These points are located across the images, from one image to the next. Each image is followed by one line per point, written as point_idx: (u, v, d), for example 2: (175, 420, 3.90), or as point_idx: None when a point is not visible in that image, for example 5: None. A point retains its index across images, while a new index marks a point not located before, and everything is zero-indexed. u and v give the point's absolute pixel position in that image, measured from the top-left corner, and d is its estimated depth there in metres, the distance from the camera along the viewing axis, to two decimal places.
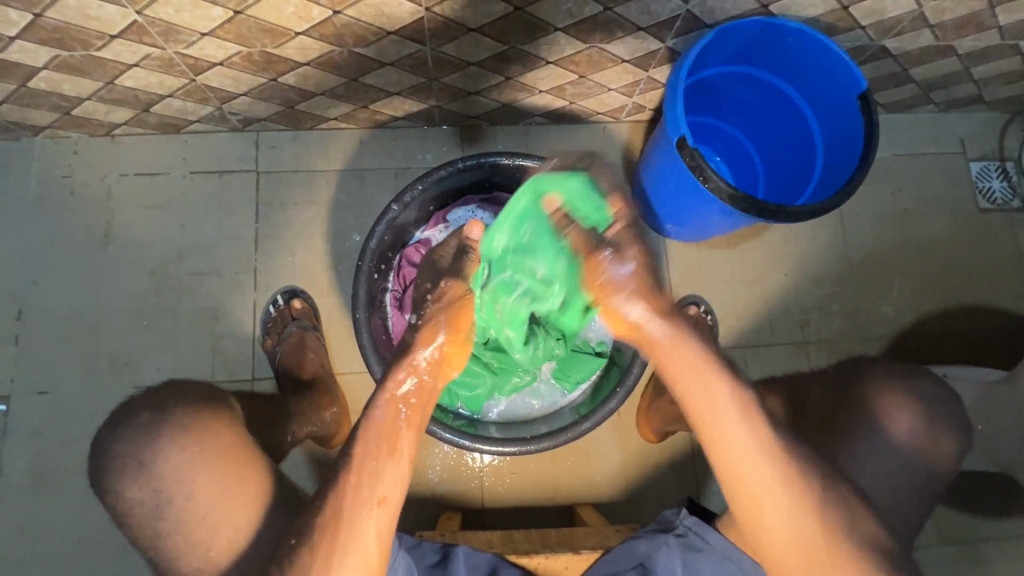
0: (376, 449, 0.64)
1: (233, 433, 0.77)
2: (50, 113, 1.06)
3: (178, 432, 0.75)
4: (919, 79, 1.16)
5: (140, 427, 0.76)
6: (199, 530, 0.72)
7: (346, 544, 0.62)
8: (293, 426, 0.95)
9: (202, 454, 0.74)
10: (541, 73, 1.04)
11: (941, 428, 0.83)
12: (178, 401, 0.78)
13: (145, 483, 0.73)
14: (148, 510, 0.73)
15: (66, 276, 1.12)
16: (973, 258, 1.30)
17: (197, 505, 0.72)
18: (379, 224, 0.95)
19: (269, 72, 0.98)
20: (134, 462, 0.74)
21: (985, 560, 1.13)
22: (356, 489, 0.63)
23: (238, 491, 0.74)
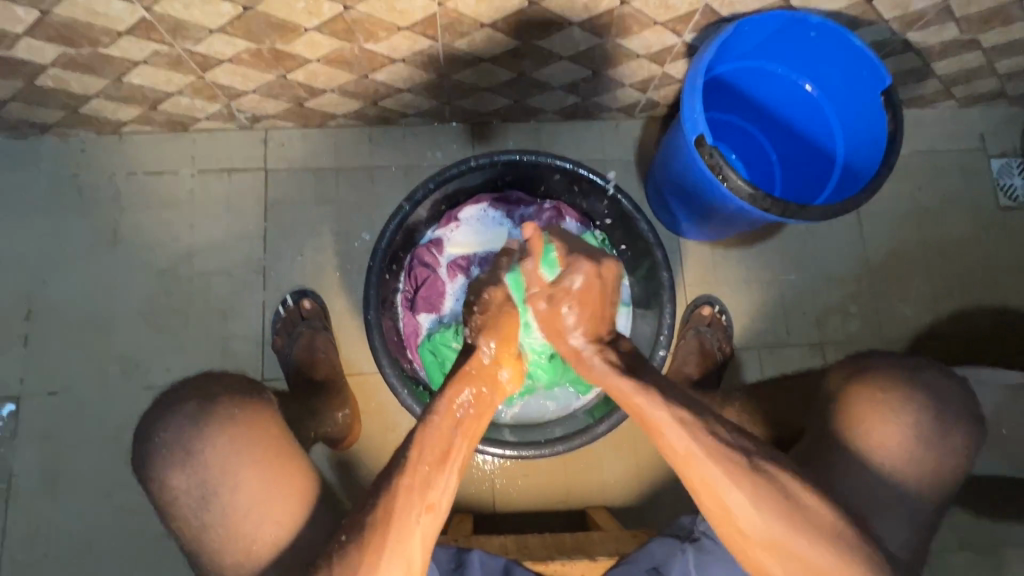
0: (430, 454, 0.59)
1: (279, 425, 0.73)
2: (58, 112, 1.05)
3: (225, 420, 0.71)
4: (941, 74, 1.13)
5: (186, 414, 0.71)
6: (244, 525, 0.68)
7: (392, 548, 0.57)
8: (312, 424, 0.94)
9: (250, 446, 0.70)
10: (554, 69, 1.02)
11: (952, 421, 0.74)
12: (223, 390, 0.74)
13: (192, 473, 0.69)
14: (193, 502, 0.69)
15: (75, 276, 1.11)
16: (995, 257, 1.27)
17: (243, 499, 0.68)
18: (390, 223, 0.91)
19: (278, 69, 0.96)
20: (180, 451, 0.69)
21: (1005, 564, 1.11)
22: (406, 494, 0.58)
23: (285, 486, 0.70)
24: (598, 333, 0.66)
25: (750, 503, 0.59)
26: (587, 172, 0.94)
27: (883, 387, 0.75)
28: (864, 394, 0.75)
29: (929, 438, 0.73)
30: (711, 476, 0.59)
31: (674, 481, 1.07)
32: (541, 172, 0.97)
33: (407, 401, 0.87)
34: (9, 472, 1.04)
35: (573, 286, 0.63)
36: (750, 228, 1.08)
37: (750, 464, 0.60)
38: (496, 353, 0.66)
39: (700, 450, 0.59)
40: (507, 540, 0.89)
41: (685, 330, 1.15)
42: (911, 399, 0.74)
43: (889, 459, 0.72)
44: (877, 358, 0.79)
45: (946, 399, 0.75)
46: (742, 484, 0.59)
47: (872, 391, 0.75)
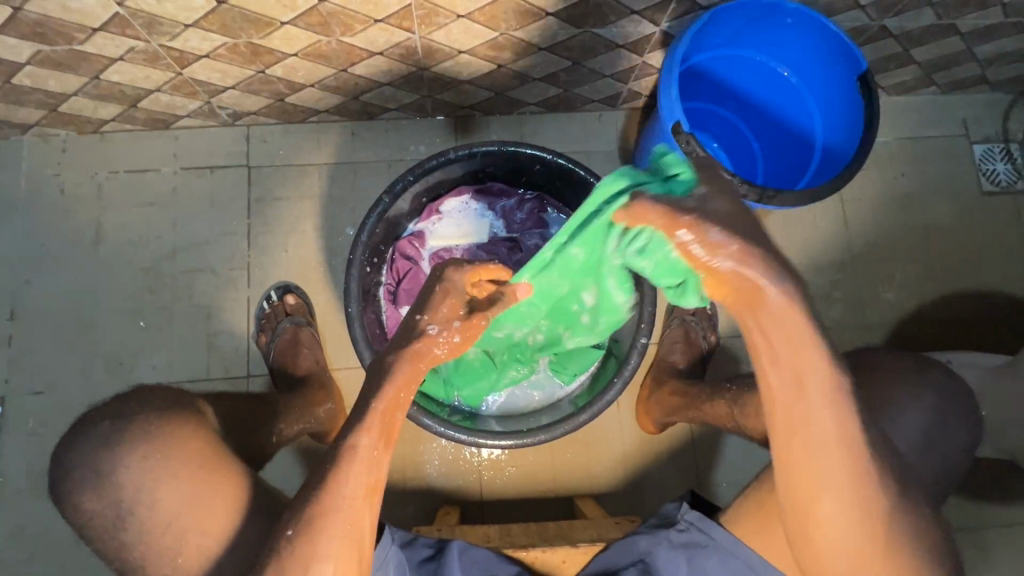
0: (373, 437, 0.60)
1: (193, 437, 0.73)
2: (37, 111, 1.05)
3: (133, 440, 0.71)
4: (922, 60, 1.14)
5: (99, 436, 0.72)
6: (165, 539, 0.69)
7: (334, 534, 0.59)
8: (279, 426, 0.94)
9: (161, 464, 0.70)
10: (533, 60, 1.02)
11: (953, 419, 0.79)
12: (136, 407, 0.75)
13: (104, 495, 0.70)
14: (110, 522, 0.70)
15: (58, 276, 1.11)
16: (977, 242, 1.27)
17: (160, 515, 0.69)
18: (370, 216, 0.91)
19: (256, 64, 0.96)
20: (91, 474, 0.70)
21: (989, 544, 1.12)
22: (354, 476, 0.59)
23: (204, 500, 0.70)
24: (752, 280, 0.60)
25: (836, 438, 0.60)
26: (567, 163, 0.94)
27: (897, 386, 0.79)
28: (884, 387, 0.79)
29: (933, 436, 0.78)
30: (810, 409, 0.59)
31: (660, 468, 1.08)
32: (520, 164, 0.98)
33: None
34: None
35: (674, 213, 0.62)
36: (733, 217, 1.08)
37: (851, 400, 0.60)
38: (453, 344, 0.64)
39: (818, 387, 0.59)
40: (493, 531, 0.90)
41: (670, 319, 1.15)
42: (919, 397, 0.79)
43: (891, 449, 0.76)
44: (891, 355, 0.83)
45: (949, 397, 0.79)
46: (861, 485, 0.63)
47: (886, 387, 0.79)
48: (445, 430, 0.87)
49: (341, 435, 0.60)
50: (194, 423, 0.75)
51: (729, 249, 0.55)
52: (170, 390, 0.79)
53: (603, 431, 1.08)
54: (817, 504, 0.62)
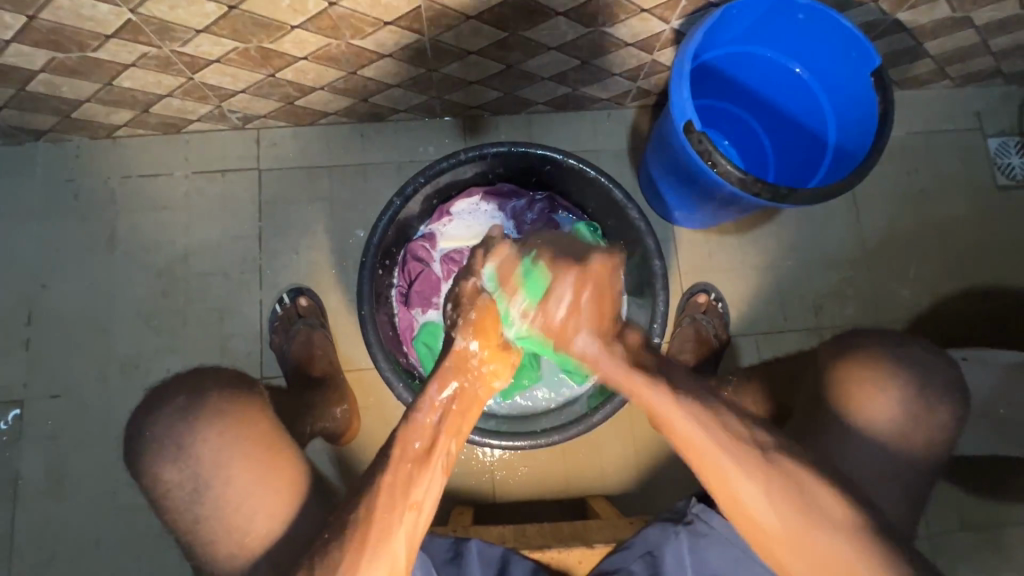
0: (414, 451, 0.61)
1: (269, 420, 0.75)
2: (51, 117, 1.06)
3: (215, 416, 0.72)
4: (935, 53, 1.12)
5: (175, 412, 0.72)
6: (236, 517, 0.69)
7: (376, 546, 0.58)
8: (310, 421, 0.96)
9: (242, 441, 0.71)
10: (543, 60, 1.01)
11: (943, 398, 0.74)
12: (213, 384, 0.75)
13: (183, 468, 0.70)
14: (185, 495, 0.70)
15: (74, 281, 1.12)
16: (993, 237, 1.26)
17: (235, 492, 0.69)
18: (382, 219, 0.91)
19: (267, 68, 0.96)
20: (170, 447, 0.71)
21: (1006, 542, 1.11)
22: (389, 491, 0.59)
23: (277, 481, 0.71)
24: (603, 331, 0.66)
25: (762, 498, 0.61)
26: (577, 163, 0.94)
27: (876, 367, 0.75)
28: (843, 375, 0.76)
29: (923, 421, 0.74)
30: (722, 467, 0.61)
31: (672, 468, 1.08)
32: (531, 164, 0.98)
33: (401, 395, 0.87)
34: (15, 474, 1.06)
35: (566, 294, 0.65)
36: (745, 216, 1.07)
37: (760, 455, 0.61)
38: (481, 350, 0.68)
39: (711, 438, 0.61)
40: (507, 531, 0.90)
41: (680, 318, 1.16)
42: (903, 377, 0.75)
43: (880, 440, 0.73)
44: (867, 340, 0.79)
45: (936, 376, 0.76)
46: (752, 475, 0.61)
47: (865, 371, 0.75)
48: None
49: (381, 449, 0.62)
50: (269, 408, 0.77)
51: (568, 295, 0.65)
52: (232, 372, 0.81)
53: (616, 432, 1.08)
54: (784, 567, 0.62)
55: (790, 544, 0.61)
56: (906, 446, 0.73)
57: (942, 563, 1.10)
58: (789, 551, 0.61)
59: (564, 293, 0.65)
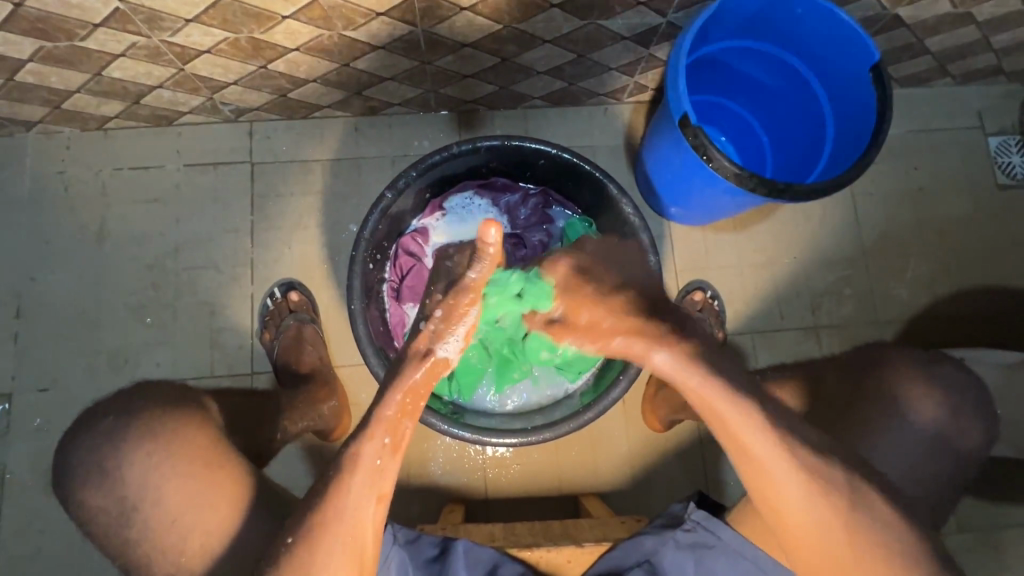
0: (380, 447, 0.60)
1: (206, 436, 0.73)
2: (41, 107, 1.05)
3: (140, 436, 0.71)
4: (935, 50, 1.11)
5: (103, 432, 0.72)
6: (169, 537, 0.69)
7: (338, 543, 0.58)
8: (284, 423, 0.94)
9: (172, 461, 0.70)
10: (538, 53, 1.00)
11: (968, 415, 0.77)
12: (141, 403, 0.75)
13: (108, 492, 0.70)
14: (115, 518, 0.70)
15: (64, 274, 1.11)
16: (992, 236, 1.25)
17: (164, 512, 0.69)
18: (372, 213, 0.90)
19: (258, 59, 0.95)
20: (96, 470, 0.71)
21: (1004, 545, 1.10)
22: (358, 489, 0.59)
23: (213, 496, 0.70)
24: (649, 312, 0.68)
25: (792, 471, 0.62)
26: (571, 157, 0.92)
27: (906, 381, 0.78)
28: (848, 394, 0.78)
29: (944, 433, 0.76)
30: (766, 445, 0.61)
31: (666, 467, 1.07)
32: (525, 159, 0.96)
33: None
34: (3, 468, 1.05)
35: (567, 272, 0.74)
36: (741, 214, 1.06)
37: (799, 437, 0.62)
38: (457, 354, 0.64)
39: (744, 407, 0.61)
40: (497, 529, 0.89)
41: None
42: (932, 393, 0.77)
43: (903, 450, 0.76)
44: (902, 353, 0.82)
45: (964, 392, 0.78)
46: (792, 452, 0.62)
47: (898, 384, 0.78)
48: (448, 429, 0.86)
49: (347, 444, 0.60)
50: (210, 423, 0.76)
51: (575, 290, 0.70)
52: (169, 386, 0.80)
53: (609, 429, 1.07)
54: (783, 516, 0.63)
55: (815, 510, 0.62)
56: None
57: None
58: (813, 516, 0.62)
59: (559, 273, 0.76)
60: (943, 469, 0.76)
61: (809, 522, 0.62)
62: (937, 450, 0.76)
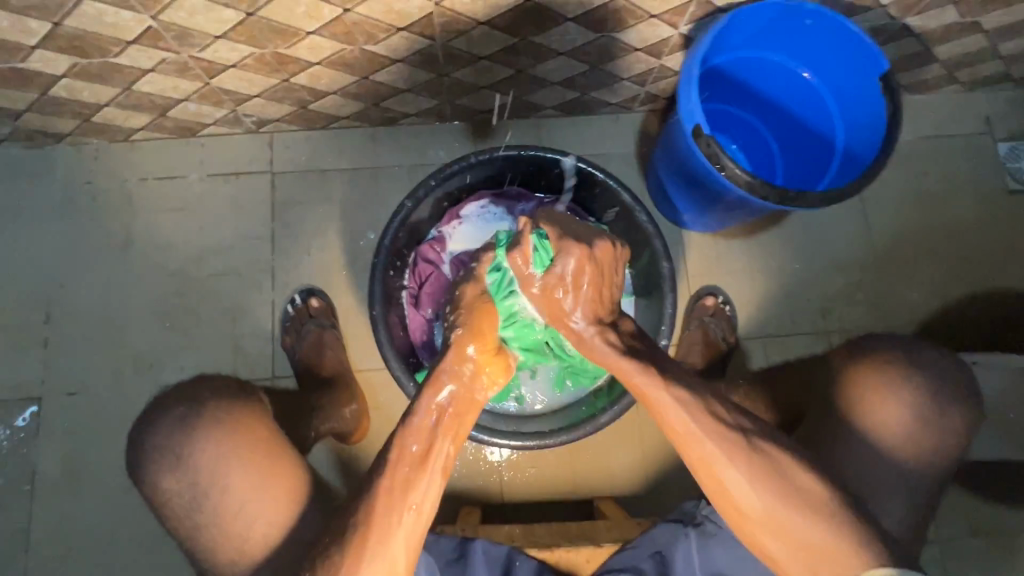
0: (409, 455, 0.60)
1: (268, 427, 0.75)
2: (72, 121, 1.09)
3: (213, 423, 0.73)
4: (943, 58, 1.12)
5: (177, 418, 0.74)
6: (237, 523, 0.70)
7: (374, 548, 0.58)
8: (316, 421, 0.98)
9: (240, 449, 0.72)
10: (552, 65, 1.03)
11: (950, 400, 0.75)
12: (210, 392, 0.77)
13: (182, 476, 0.71)
14: (184, 503, 0.71)
15: (91, 280, 1.15)
16: (1003, 241, 1.26)
17: (232, 498, 0.71)
18: (393, 221, 0.92)
19: (282, 73, 0.98)
20: (170, 454, 0.72)
21: (1018, 549, 1.10)
22: (388, 496, 0.59)
23: (277, 487, 0.72)
24: (598, 315, 0.64)
25: (744, 483, 0.60)
26: (586, 166, 0.95)
27: (881, 369, 0.77)
28: (865, 375, 0.77)
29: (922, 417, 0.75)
30: (713, 455, 0.60)
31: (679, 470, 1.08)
32: (540, 168, 0.99)
33: (410, 392, 0.88)
34: (33, 469, 1.08)
35: (564, 272, 0.62)
36: (732, 224, 1.12)
37: (744, 441, 0.60)
38: (475, 358, 0.65)
39: (699, 426, 0.60)
40: (516, 529, 0.91)
41: (688, 321, 1.16)
42: (910, 378, 0.76)
43: (886, 442, 0.74)
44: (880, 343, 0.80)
45: (942, 378, 0.76)
46: (739, 461, 0.60)
47: (867, 372, 0.77)
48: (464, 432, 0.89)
49: (382, 453, 0.61)
50: (268, 416, 0.78)
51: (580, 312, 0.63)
52: (230, 378, 0.81)
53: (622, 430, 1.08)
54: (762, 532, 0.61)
55: (776, 530, 0.61)
56: (917, 455, 0.74)
57: (951, 568, 1.09)
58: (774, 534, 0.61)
59: (568, 267, 0.62)
60: (928, 458, 0.74)
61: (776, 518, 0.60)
62: (925, 439, 0.74)
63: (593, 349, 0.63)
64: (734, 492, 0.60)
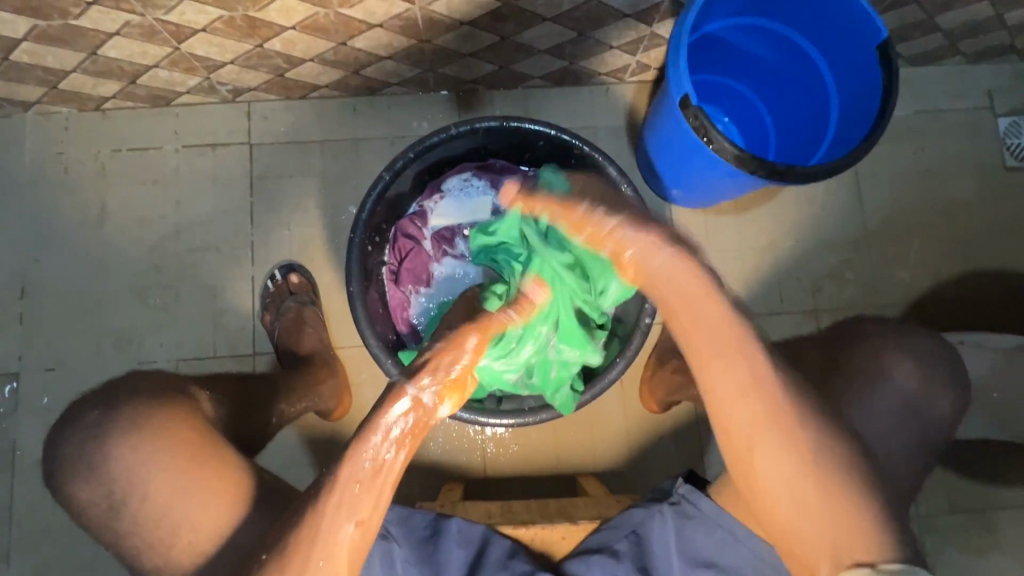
0: (361, 473, 0.58)
1: (189, 433, 0.72)
2: (38, 88, 1.04)
3: (127, 433, 0.71)
4: (946, 27, 1.08)
5: (88, 426, 0.73)
6: (161, 528, 0.69)
7: (322, 560, 0.59)
8: (278, 407, 0.94)
9: (156, 459, 0.70)
10: (538, 32, 0.98)
11: (938, 385, 0.77)
12: (126, 398, 0.74)
13: (97, 485, 0.71)
14: (104, 510, 0.71)
15: (66, 255, 1.12)
16: (998, 219, 1.23)
17: (151, 507, 0.69)
18: (371, 194, 0.90)
19: (254, 38, 0.94)
20: (83, 464, 0.71)
21: (996, 525, 1.11)
22: (336, 511, 0.58)
23: (202, 495, 0.70)
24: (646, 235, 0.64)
25: (767, 419, 0.61)
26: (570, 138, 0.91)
27: (872, 351, 0.78)
28: (852, 359, 0.79)
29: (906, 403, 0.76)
30: (748, 394, 0.61)
31: (661, 448, 1.08)
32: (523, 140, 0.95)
33: (389, 369, 0.86)
34: (14, 445, 1.07)
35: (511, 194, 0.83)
36: (724, 201, 1.09)
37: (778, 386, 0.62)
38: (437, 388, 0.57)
39: (750, 365, 0.60)
40: (494, 507, 0.91)
41: None
42: (899, 363, 0.77)
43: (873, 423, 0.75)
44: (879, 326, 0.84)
45: (936, 364, 0.78)
46: (768, 398, 0.61)
47: (858, 354, 0.79)
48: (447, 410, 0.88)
49: (335, 468, 0.59)
50: (195, 416, 0.75)
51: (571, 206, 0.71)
52: (157, 379, 0.79)
53: (608, 407, 1.08)
54: (764, 470, 0.63)
55: (783, 470, 0.62)
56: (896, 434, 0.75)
57: (930, 544, 1.10)
58: (776, 476, 0.63)
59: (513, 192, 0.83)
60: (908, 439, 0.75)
61: (779, 460, 0.62)
62: (911, 421, 0.75)
63: (648, 268, 0.62)
64: (752, 434, 0.62)
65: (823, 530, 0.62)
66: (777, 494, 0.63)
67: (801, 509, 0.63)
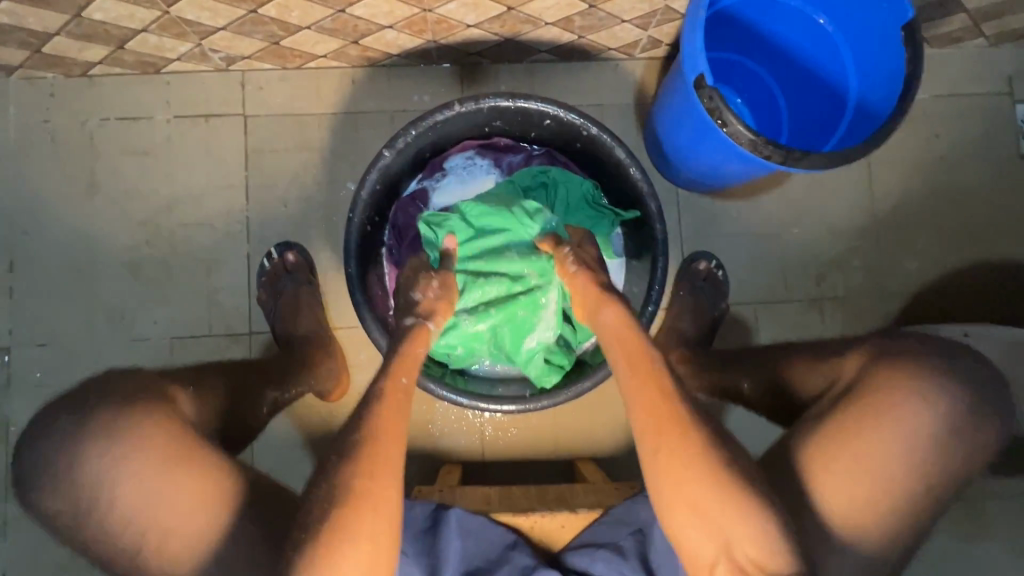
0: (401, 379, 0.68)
1: (164, 435, 0.70)
2: (20, 51, 0.99)
3: (100, 439, 0.68)
4: (972, 8, 1.04)
5: (56, 432, 0.70)
6: (141, 533, 0.68)
7: (377, 481, 0.61)
8: (269, 394, 0.91)
9: (134, 461, 0.68)
10: (547, 3, 0.94)
11: (983, 415, 0.67)
12: (98, 401, 0.71)
13: (67, 494, 0.68)
14: (79, 517, 0.69)
15: (55, 228, 1.08)
16: (1009, 210, 1.21)
17: (130, 513, 0.68)
18: (370, 171, 0.86)
19: (247, 3, 0.89)
20: (49, 475, 0.69)
21: (988, 516, 1.12)
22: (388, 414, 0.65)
23: (185, 495, 0.68)
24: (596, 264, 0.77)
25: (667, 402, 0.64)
26: (579, 118, 0.88)
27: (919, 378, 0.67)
28: (892, 382, 0.68)
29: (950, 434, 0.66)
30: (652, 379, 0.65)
31: None
32: (529, 119, 0.92)
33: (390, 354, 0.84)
34: (8, 420, 1.06)
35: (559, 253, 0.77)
36: (733, 184, 1.06)
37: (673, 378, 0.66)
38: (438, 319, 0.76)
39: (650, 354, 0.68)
40: (493, 493, 0.90)
41: (678, 284, 1.13)
42: (943, 395, 0.66)
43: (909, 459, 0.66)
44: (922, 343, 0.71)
45: (984, 386, 0.68)
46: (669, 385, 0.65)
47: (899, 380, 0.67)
48: (446, 395, 0.86)
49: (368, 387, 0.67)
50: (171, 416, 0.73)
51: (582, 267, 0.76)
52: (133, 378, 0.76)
53: (608, 392, 1.08)
54: (666, 454, 0.63)
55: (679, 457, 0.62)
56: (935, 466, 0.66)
57: None
58: (675, 463, 0.62)
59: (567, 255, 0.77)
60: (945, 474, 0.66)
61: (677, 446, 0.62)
62: (949, 450, 0.65)
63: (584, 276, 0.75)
64: (650, 415, 0.64)
65: (736, 524, 0.60)
66: (672, 484, 0.62)
67: (691, 512, 0.62)
